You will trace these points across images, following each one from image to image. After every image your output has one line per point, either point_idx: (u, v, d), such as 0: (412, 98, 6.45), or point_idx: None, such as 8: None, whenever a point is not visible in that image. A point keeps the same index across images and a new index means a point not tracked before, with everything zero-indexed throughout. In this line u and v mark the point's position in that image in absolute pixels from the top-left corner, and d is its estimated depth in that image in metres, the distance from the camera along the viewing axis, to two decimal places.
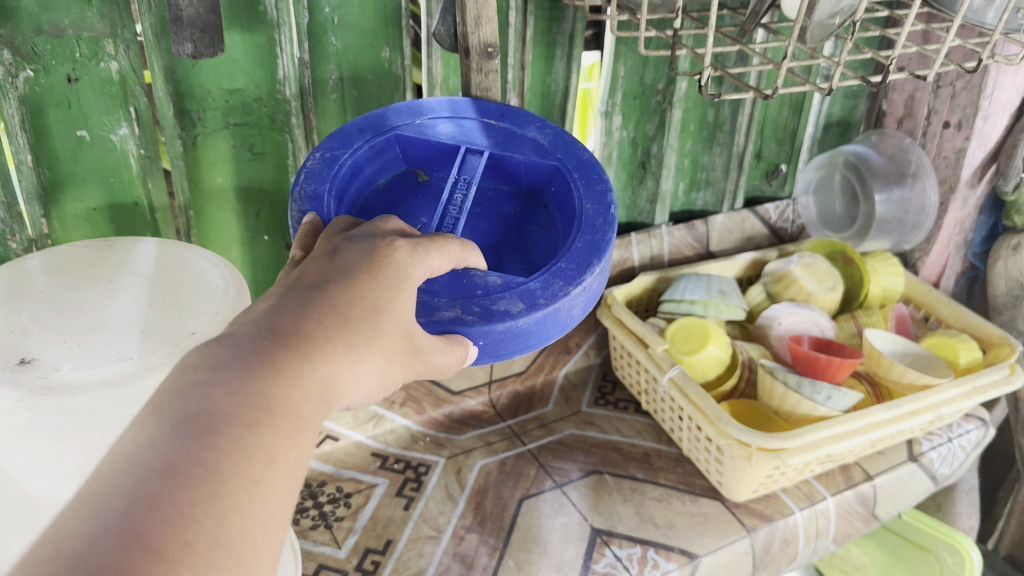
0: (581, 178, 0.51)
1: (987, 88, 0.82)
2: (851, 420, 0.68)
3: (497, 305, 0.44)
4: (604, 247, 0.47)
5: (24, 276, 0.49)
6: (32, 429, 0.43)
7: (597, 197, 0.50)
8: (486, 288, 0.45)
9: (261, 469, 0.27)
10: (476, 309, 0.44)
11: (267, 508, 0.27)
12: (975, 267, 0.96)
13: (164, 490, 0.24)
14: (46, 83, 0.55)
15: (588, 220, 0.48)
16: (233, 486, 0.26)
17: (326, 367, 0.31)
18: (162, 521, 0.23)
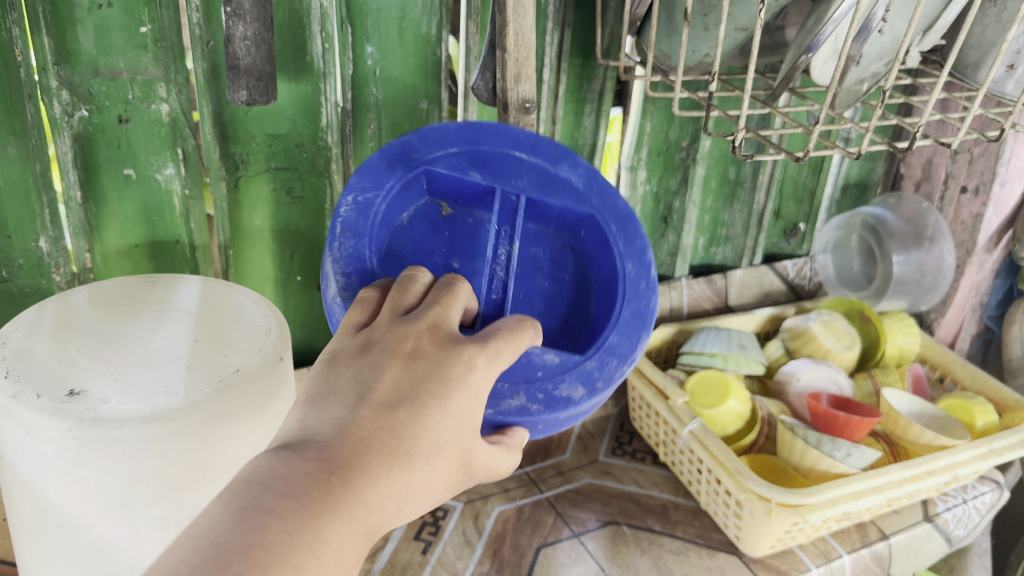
0: (618, 230, 0.51)
1: (1004, 155, 0.84)
2: (870, 477, 0.69)
3: (561, 390, 0.47)
4: (648, 318, 0.51)
5: (72, 309, 0.51)
6: (77, 459, 0.43)
7: (636, 255, 0.51)
8: (546, 369, 0.47)
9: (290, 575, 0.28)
10: (540, 395, 0.46)
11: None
12: (990, 330, 0.97)
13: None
14: (99, 123, 0.57)
15: (632, 283, 0.51)
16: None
17: (348, 475, 0.33)
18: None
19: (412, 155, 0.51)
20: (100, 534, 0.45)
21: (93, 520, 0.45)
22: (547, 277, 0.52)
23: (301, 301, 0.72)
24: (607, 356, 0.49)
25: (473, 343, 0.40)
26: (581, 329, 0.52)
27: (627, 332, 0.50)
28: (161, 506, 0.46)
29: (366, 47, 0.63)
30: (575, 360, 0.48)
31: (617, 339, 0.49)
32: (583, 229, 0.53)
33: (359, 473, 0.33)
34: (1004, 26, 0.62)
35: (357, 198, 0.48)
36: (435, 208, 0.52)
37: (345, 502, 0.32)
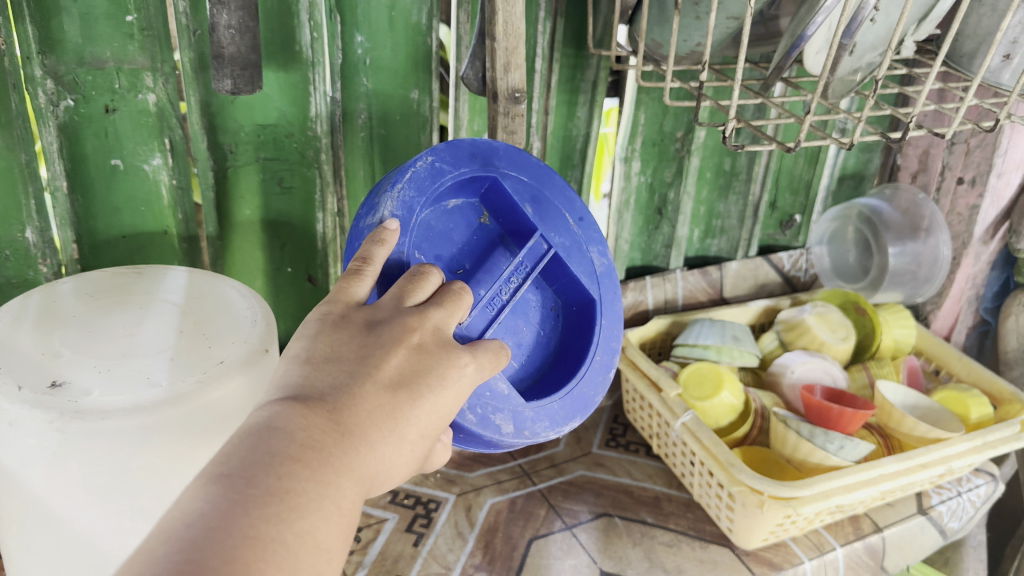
0: (607, 325, 0.58)
1: (1001, 146, 0.84)
2: (863, 470, 0.69)
3: (497, 418, 0.49)
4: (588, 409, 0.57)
5: (57, 301, 0.50)
6: (60, 451, 0.43)
7: (608, 353, 0.58)
8: (496, 394, 0.49)
9: (311, 521, 0.31)
10: (479, 411, 0.48)
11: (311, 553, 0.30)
12: (986, 322, 0.96)
13: (216, 528, 0.28)
14: (85, 112, 0.57)
15: (594, 374, 0.57)
16: (281, 529, 0.30)
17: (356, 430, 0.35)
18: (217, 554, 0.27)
19: (493, 161, 0.53)
20: (85, 525, 0.45)
21: (77, 511, 0.45)
22: (526, 323, 0.57)
23: (291, 293, 0.72)
24: (542, 415, 0.53)
25: (467, 352, 0.42)
26: (527, 382, 0.56)
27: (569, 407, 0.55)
28: (149, 497, 0.46)
29: (356, 36, 0.62)
30: (519, 403, 0.51)
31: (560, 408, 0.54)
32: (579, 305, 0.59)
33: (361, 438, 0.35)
34: (1000, 16, 0.62)
35: (434, 162, 0.50)
36: (476, 214, 0.55)
37: (351, 461, 0.34)
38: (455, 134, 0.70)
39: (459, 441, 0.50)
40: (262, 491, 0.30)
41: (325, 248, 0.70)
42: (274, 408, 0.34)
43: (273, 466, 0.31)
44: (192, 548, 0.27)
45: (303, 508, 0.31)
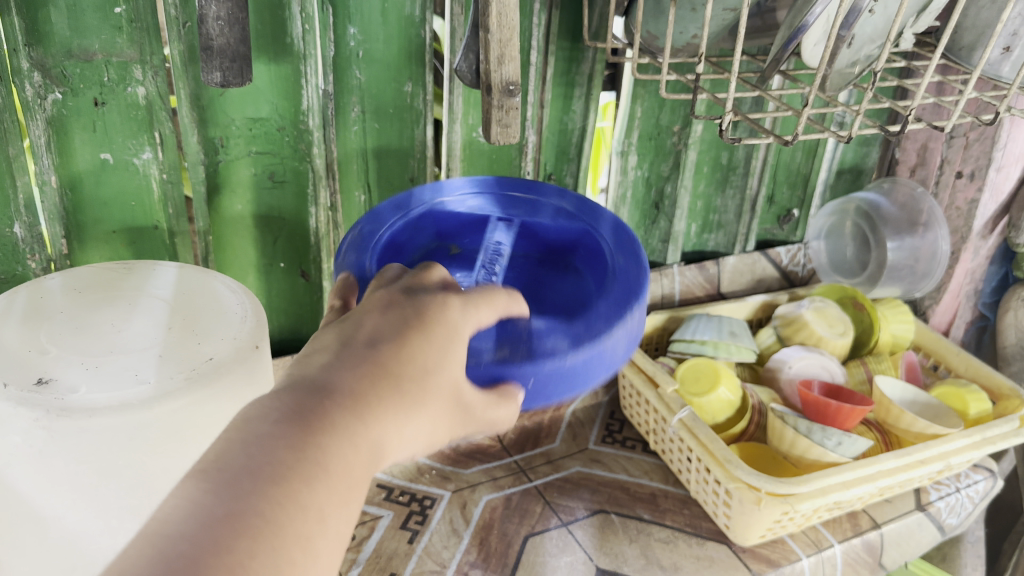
0: (607, 232, 0.54)
1: (1000, 140, 0.83)
2: (862, 466, 0.68)
3: (541, 345, 0.43)
4: (641, 289, 0.48)
5: (44, 296, 0.50)
6: (46, 449, 0.42)
7: (626, 248, 0.52)
8: (525, 331, 0.44)
9: (312, 506, 0.28)
10: (520, 348, 0.43)
11: (313, 568, 0.27)
12: (985, 317, 0.95)
13: (222, 538, 0.24)
14: (73, 106, 0.56)
15: (623, 267, 0.50)
16: (288, 540, 0.26)
17: (377, 426, 0.32)
18: (220, 568, 0.24)
19: (414, 202, 0.55)
20: (72, 524, 0.45)
21: (63, 510, 0.44)
22: (550, 289, 0.53)
23: (284, 289, 0.71)
24: (594, 321, 0.46)
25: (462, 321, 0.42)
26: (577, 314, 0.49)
27: (618, 302, 0.47)
28: (136, 496, 0.46)
29: (348, 28, 0.61)
30: (558, 326, 0.45)
31: (607, 308, 0.47)
32: (580, 249, 0.56)
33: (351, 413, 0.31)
34: (1000, 7, 0.61)
35: (363, 227, 0.51)
36: (445, 249, 0.56)
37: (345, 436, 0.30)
38: (449, 128, 0.69)
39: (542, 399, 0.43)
40: (273, 496, 0.27)
41: (318, 244, 0.69)
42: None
43: (287, 469, 0.28)
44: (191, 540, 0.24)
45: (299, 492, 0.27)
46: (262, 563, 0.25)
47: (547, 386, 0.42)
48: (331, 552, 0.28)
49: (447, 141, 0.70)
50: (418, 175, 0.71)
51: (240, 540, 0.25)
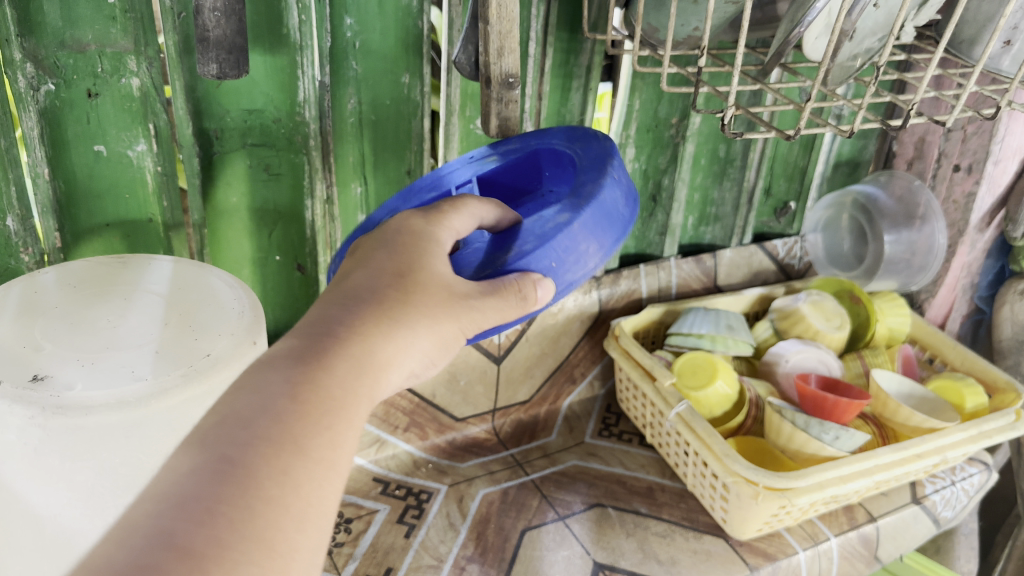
0: (564, 137, 0.56)
1: (998, 133, 0.83)
2: (860, 461, 0.68)
3: (544, 228, 0.47)
4: (610, 153, 0.51)
5: (39, 292, 0.49)
6: (41, 447, 0.42)
7: (586, 140, 0.54)
8: (525, 229, 0.47)
9: (285, 477, 0.28)
10: (526, 241, 0.46)
11: (299, 499, 0.28)
12: (981, 311, 0.94)
13: (193, 490, 0.26)
14: (67, 97, 0.55)
15: (588, 150, 0.53)
16: (261, 478, 0.28)
17: (353, 348, 0.34)
18: (200, 530, 0.25)
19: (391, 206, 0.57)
20: (68, 523, 0.44)
21: (58, 508, 0.44)
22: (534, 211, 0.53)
23: (280, 282, 0.70)
24: (580, 188, 0.49)
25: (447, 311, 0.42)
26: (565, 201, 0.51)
27: (595, 168, 0.50)
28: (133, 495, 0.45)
29: (344, 18, 0.61)
30: (548, 213, 0.48)
31: (588, 176, 0.50)
32: (544, 169, 0.57)
33: (312, 392, 0.31)
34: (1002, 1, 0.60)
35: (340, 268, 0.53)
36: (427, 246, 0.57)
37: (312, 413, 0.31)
38: (447, 119, 0.68)
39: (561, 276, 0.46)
40: (244, 443, 0.28)
41: (314, 237, 0.69)
42: (244, 382, 0.31)
43: (257, 415, 0.30)
44: (153, 539, 0.24)
45: (257, 474, 0.28)
46: (239, 507, 0.27)
47: (563, 263, 0.46)
48: (319, 480, 0.29)
49: (444, 132, 0.69)
50: (415, 167, 0.70)
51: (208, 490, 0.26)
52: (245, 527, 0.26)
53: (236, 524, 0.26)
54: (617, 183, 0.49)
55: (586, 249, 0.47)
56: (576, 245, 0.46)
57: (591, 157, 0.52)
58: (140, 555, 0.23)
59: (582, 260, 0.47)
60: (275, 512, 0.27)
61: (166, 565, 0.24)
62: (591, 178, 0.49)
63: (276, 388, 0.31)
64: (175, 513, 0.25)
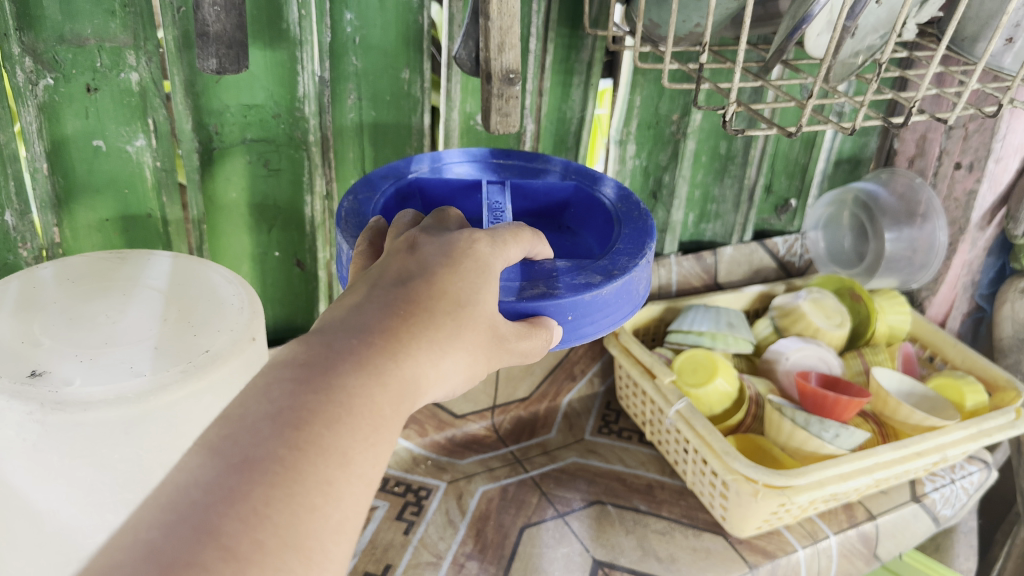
0: (600, 190, 0.57)
1: (1000, 131, 0.82)
2: (860, 459, 0.68)
3: (577, 279, 0.46)
4: (648, 229, 0.51)
5: (37, 287, 0.49)
6: (40, 443, 0.42)
7: (625, 199, 0.55)
8: (557, 272, 0.47)
9: (329, 481, 0.26)
10: (557, 285, 0.45)
11: (339, 508, 0.26)
12: (982, 309, 0.95)
13: (239, 485, 0.24)
14: (65, 92, 0.55)
15: (626, 213, 0.53)
16: (309, 485, 0.25)
17: (410, 366, 0.31)
18: (236, 519, 0.24)
19: (402, 173, 0.56)
20: (66, 519, 0.44)
21: (56, 504, 0.44)
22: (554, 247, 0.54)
23: (279, 278, 0.70)
24: (617, 256, 0.49)
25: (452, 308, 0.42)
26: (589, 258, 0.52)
27: (633, 240, 0.50)
28: (132, 491, 0.45)
29: (344, 14, 0.60)
30: (583, 265, 0.47)
31: (625, 246, 0.50)
32: (570, 208, 0.58)
33: (350, 397, 0.29)
34: None
35: (357, 198, 0.52)
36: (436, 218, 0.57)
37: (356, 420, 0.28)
38: (447, 115, 0.68)
39: (570, 332, 0.45)
40: (294, 441, 0.26)
41: (313, 232, 0.69)
42: None
43: (300, 407, 0.27)
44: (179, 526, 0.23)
45: (301, 471, 0.26)
46: (279, 508, 0.24)
47: (579, 323, 0.45)
48: (360, 493, 0.27)
49: (445, 128, 0.69)
50: None
51: (257, 486, 0.24)
52: (286, 534, 0.24)
53: (278, 531, 0.24)
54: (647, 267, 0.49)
55: (600, 317, 0.46)
56: (596, 310, 0.46)
57: (628, 224, 0.52)
58: (167, 543, 0.22)
59: (596, 324, 0.46)
60: (318, 518, 0.25)
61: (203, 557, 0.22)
62: (627, 251, 0.49)
63: (333, 389, 0.29)
64: (223, 510, 0.23)
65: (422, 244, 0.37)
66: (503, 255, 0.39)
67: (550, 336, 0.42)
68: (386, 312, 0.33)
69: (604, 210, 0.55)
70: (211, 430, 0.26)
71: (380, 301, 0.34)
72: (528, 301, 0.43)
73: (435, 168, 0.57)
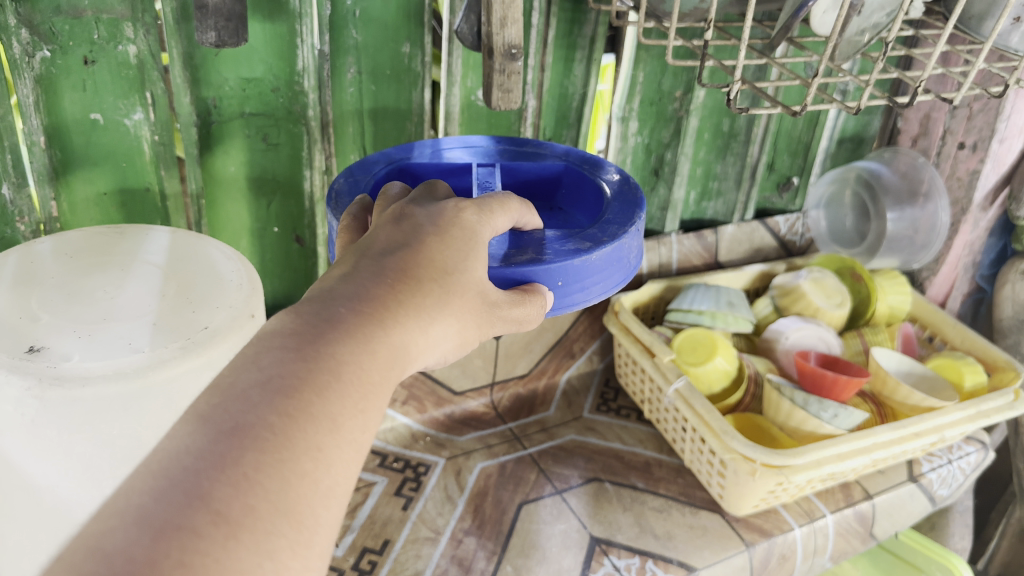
0: (591, 167, 0.57)
1: (1004, 111, 0.82)
2: (857, 438, 0.68)
3: (567, 246, 0.46)
4: (639, 202, 0.51)
5: (35, 261, 0.49)
6: (38, 418, 0.42)
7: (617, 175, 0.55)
8: (547, 240, 0.46)
9: (319, 445, 0.26)
10: (547, 252, 0.45)
11: (329, 474, 0.26)
12: (983, 290, 0.94)
13: (231, 451, 0.24)
14: (63, 64, 0.54)
15: (617, 188, 0.53)
16: (300, 451, 0.25)
17: (399, 333, 0.31)
18: (226, 483, 0.23)
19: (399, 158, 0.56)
20: (64, 493, 0.44)
21: (55, 479, 0.44)
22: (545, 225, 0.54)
23: (278, 253, 0.70)
24: (606, 226, 0.48)
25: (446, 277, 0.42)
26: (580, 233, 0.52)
27: (624, 211, 0.50)
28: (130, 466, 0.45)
29: None
30: (572, 234, 0.47)
31: (615, 216, 0.50)
32: (562, 187, 0.58)
33: (340, 362, 0.29)
34: None
35: (347, 178, 0.51)
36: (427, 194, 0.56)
37: (346, 386, 0.28)
38: (448, 90, 0.68)
39: (560, 296, 0.45)
40: (285, 408, 0.26)
41: (312, 207, 0.68)
42: None
43: (292, 373, 0.27)
44: (170, 490, 0.23)
45: (292, 437, 0.25)
46: (271, 474, 0.24)
47: (569, 288, 0.45)
48: (350, 458, 0.27)
49: (445, 103, 0.68)
50: (415, 138, 0.70)
51: (248, 451, 0.24)
52: (276, 498, 0.24)
53: (270, 496, 0.24)
54: (638, 234, 0.49)
55: (592, 281, 0.46)
56: (587, 274, 0.46)
57: (618, 198, 0.52)
58: (160, 507, 0.22)
59: (586, 291, 0.46)
60: (307, 482, 0.25)
61: (195, 521, 0.22)
62: (616, 221, 0.49)
63: (322, 355, 0.28)
64: (214, 475, 0.23)
65: (410, 213, 0.37)
66: (491, 224, 0.39)
67: (544, 303, 0.42)
68: (378, 279, 0.33)
69: (595, 186, 0.55)
70: (200, 398, 0.26)
71: (369, 269, 0.33)
72: (516, 268, 0.43)
73: (434, 152, 0.57)
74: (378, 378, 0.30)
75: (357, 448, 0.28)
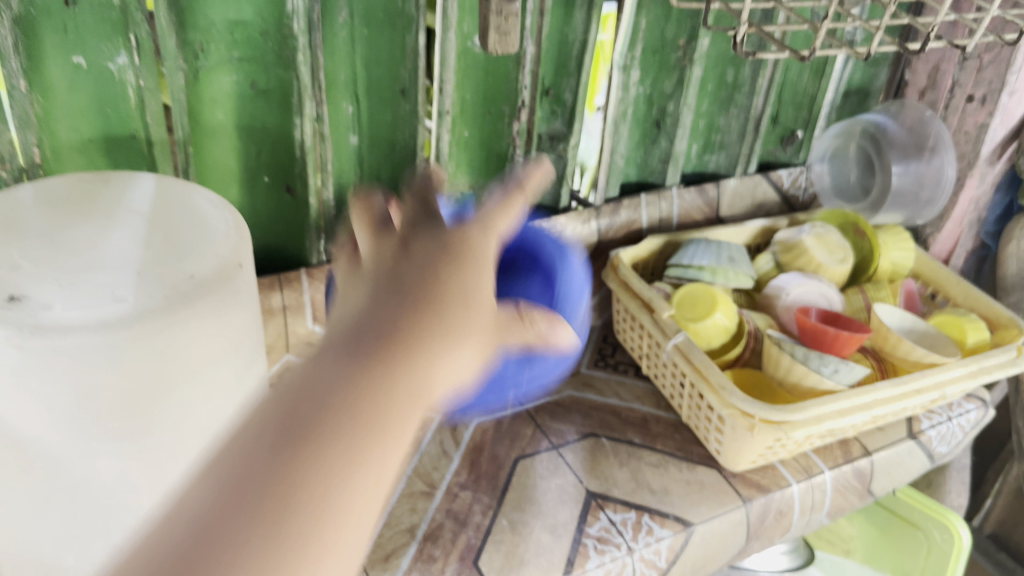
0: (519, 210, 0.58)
1: (1016, 62, 0.80)
2: (858, 395, 0.67)
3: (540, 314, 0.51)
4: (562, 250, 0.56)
5: (16, 208, 0.47)
6: (19, 368, 0.41)
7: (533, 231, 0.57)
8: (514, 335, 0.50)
9: (328, 498, 0.28)
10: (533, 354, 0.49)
11: (340, 523, 0.28)
12: (985, 248, 0.93)
13: (240, 507, 0.27)
14: (42, 4, 0.52)
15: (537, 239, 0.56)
16: (305, 506, 0.28)
17: (413, 377, 0.33)
18: (235, 537, 0.26)
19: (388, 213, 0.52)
20: (49, 445, 0.44)
21: (39, 431, 0.43)
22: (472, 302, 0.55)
23: (269, 204, 0.68)
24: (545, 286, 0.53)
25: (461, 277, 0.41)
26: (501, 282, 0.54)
27: (549, 260, 0.55)
28: (117, 419, 0.44)
29: None
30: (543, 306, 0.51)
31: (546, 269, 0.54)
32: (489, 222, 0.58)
33: (351, 416, 0.30)
34: None
35: None
36: None
37: (359, 440, 0.30)
38: (443, 35, 0.66)
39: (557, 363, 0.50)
40: (290, 459, 0.28)
41: (303, 157, 0.66)
42: None
43: (299, 429, 0.29)
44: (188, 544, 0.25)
45: (300, 491, 0.28)
46: (276, 524, 0.27)
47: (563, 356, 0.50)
48: (361, 503, 0.29)
49: (441, 49, 0.66)
50: (410, 86, 0.67)
51: (256, 508, 0.27)
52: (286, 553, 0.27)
53: (282, 553, 0.27)
54: (571, 271, 0.55)
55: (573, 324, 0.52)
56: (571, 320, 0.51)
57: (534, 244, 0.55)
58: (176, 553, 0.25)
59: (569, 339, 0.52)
60: (317, 536, 0.28)
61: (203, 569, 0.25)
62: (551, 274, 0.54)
63: (330, 410, 0.30)
64: (219, 528, 0.26)
65: (415, 245, 0.38)
66: None
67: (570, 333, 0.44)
68: (382, 321, 0.34)
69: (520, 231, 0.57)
70: (219, 454, 0.29)
71: (381, 307, 0.35)
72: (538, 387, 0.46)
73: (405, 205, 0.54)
74: (392, 425, 0.31)
75: (370, 496, 0.30)
